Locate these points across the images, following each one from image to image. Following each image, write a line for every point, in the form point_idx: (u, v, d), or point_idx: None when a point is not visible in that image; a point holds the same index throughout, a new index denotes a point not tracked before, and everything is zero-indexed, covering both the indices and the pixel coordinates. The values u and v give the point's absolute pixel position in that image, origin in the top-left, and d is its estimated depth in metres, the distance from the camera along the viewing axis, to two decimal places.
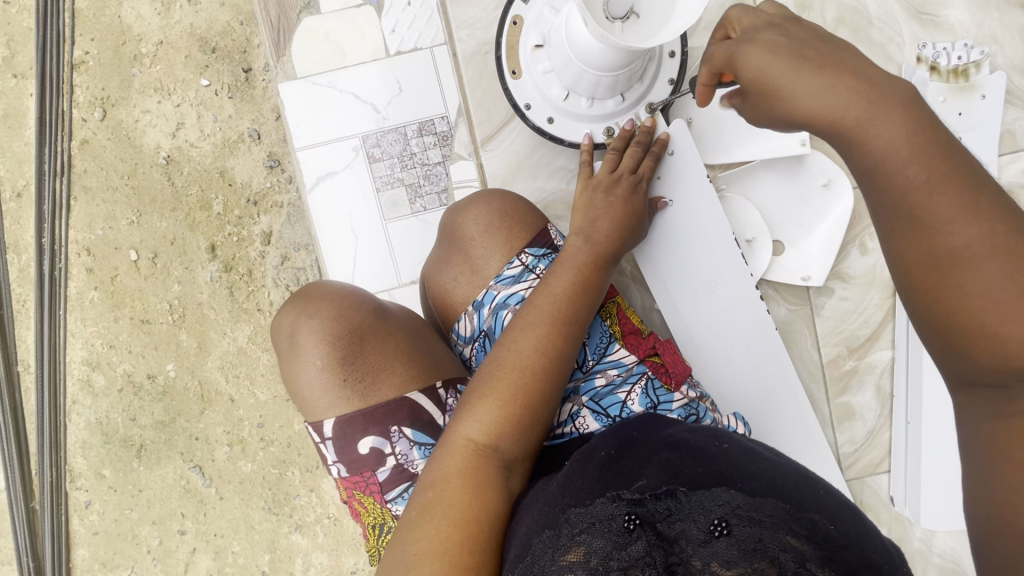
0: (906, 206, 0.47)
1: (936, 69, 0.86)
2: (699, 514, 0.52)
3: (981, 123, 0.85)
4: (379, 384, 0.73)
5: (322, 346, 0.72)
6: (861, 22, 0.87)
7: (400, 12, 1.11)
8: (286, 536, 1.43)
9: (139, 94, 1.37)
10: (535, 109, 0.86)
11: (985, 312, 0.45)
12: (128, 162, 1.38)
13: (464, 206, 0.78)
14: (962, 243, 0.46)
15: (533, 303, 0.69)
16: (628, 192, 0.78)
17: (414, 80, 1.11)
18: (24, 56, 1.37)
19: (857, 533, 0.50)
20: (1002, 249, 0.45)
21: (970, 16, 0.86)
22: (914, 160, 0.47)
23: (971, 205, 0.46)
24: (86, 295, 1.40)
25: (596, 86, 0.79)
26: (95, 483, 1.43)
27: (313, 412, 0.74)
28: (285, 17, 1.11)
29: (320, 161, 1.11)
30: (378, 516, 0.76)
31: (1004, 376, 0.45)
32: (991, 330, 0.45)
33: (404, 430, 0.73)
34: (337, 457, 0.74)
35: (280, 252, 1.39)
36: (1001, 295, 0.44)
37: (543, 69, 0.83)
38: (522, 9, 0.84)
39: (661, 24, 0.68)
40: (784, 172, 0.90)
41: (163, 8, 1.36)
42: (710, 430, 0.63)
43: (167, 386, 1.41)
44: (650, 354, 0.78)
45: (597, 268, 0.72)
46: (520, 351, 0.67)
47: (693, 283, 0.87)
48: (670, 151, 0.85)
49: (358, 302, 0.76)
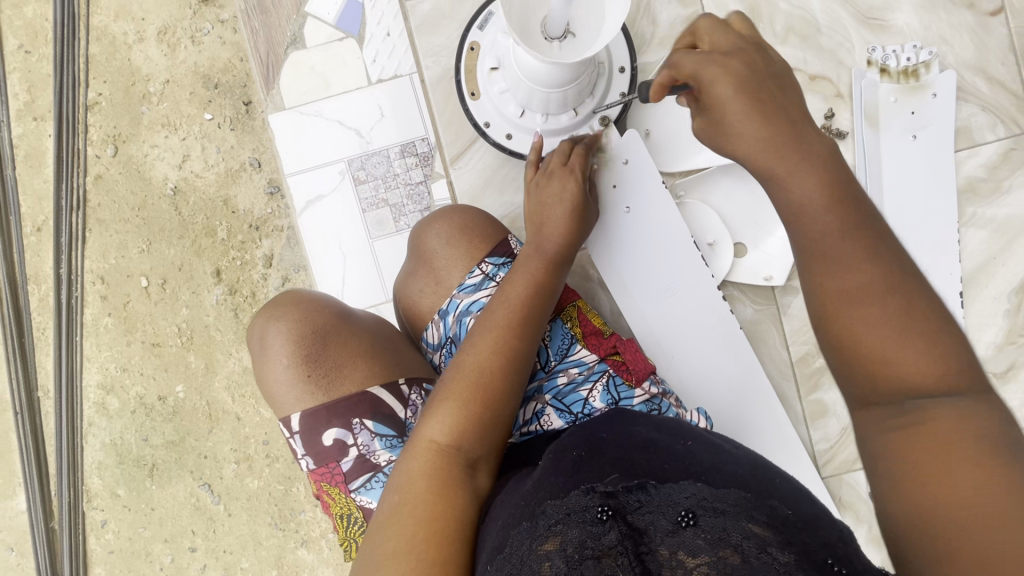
0: (818, 246, 0.53)
1: (887, 71, 0.88)
2: (668, 505, 0.53)
3: (934, 121, 0.87)
4: (342, 379, 0.77)
5: (288, 345, 0.77)
6: (811, 30, 0.89)
7: (380, 42, 1.17)
8: (293, 551, 1.46)
9: (148, 130, 1.46)
10: (494, 126, 0.91)
11: (882, 344, 0.49)
12: (137, 195, 1.46)
13: (428, 221, 0.82)
14: (862, 282, 0.51)
15: (490, 309, 0.73)
16: (568, 185, 0.81)
17: (396, 106, 1.17)
18: (43, 100, 1.48)
19: (811, 518, 0.52)
20: (896, 289, 0.50)
21: (917, 19, 0.89)
22: (827, 208, 0.54)
23: (869, 248, 0.52)
24: (100, 321, 1.48)
25: (546, 102, 0.83)
26: (110, 502, 1.49)
27: (282, 406, 0.78)
28: (273, 52, 1.19)
29: (308, 185, 1.17)
30: (344, 506, 0.79)
31: (905, 397, 0.48)
32: (889, 356, 0.49)
33: (365, 422, 0.77)
34: (305, 450, 0.78)
35: (282, 273, 1.44)
36: (893, 327, 0.49)
37: (499, 90, 0.88)
38: (478, 37, 0.90)
39: (595, 39, 0.72)
40: (742, 177, 0.93)
41: (169, 49, 1.45)
42: (673, 426, 0.69)
43: (177, 407, 1.47)
44: (611, 353, 0.83)
45: (551, 272, 0.76)
46: (479, 356, 0.70)
47: (655, 287, 0.90)
48: (623, 160, 0.89)
49: (322, 306, 0.80)
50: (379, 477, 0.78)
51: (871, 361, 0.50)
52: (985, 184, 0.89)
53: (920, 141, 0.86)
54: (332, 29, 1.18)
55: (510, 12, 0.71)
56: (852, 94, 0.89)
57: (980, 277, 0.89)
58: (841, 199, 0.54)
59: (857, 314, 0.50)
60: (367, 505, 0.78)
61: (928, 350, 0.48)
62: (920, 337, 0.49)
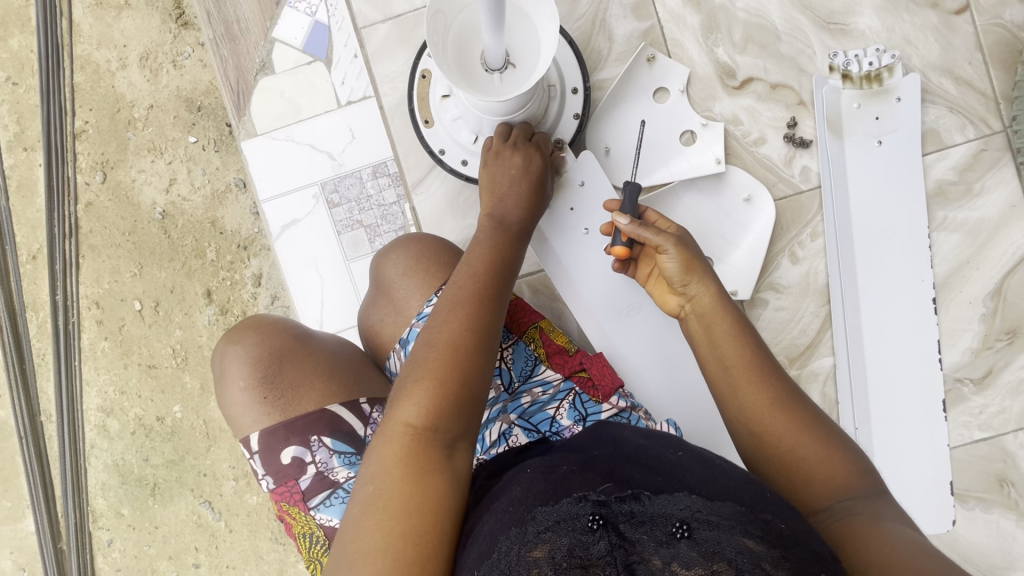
0: (726, 372, 0.67)
1: (849, 76, 0.98)
2: (661, 517, 0.52)
3: (898, 121, 0.96)
4: (300, 398, 0.79)
5: (246, 367, 0.78)
6: (770, 38, 0.99)
7: (348, 64, 1.17)
8: (294, 564, 1.47)
9: (135, 155, 1.46)
10: (449, 153, 1.00)
11: (791, 449, 0.63)
12: (128, 221, 1.47)
13: (385, 253, 0.85)
14: (761, 400, 0.65)
15: (455, 284, 0.72)
16: (526, 160, 0.88)
17: (366, 127, 1.17)
18: (33, 130, 1.49)
19: (804, 532, 0.53)
20: (786, 403, 0.65)
21: (880, 21, 0.98)
22: (733, 341, 0.68)
23: (761, 368, 0.66)
24: (97, 345, 1.49)
25: (494, 129, 0.92)
26: (115, 521, 1.51)
27: (241, 427, 0.79)
28: (243, 79, 1.19)
29: (283, 210, 1.17)
30: (306, 525, 0.80)
31: (828, 497, 0.61)
32: (799, 457, 0.63)
33: (324, 440, 0.78)
34: (265, 470, 0.78)
35: (271, 291, 1.44)
36: (797, 434, 0.63)
37: (452, 117, 0.97)
38: (429, 65, 0.99)
39: (533, 68, 0.81)
40: (703, 191, 0.98)
41: (151, 74, 1.44)
42: (668, 438, 0.66)
43: (175, 426, 1.49)
44: (577, 370, 0.82)
45: (508, 249, 0.79)
46: (449, 330, 0.66)
47: (617, 308, 0.95)
48: (579, 182, 0.96)
49: (281, 328, 0.82)
50: (339, 493, 0.79)
51: (796, 470, 0.63)
52: (955, 187, 0.96)
53: (884, 145, 0.96)
54: (300, 53, 1.18)
55: (448, 66, 0.80)
56: (814, 101, 0.99)
57: (954, 283, 0.96)
58: (741, 329, 0.69)
59: (779, 429, 0.64)
60: (327, 522, 0.79)
61: (824, 448, 0.63)
62: (815, 437, 0.63)
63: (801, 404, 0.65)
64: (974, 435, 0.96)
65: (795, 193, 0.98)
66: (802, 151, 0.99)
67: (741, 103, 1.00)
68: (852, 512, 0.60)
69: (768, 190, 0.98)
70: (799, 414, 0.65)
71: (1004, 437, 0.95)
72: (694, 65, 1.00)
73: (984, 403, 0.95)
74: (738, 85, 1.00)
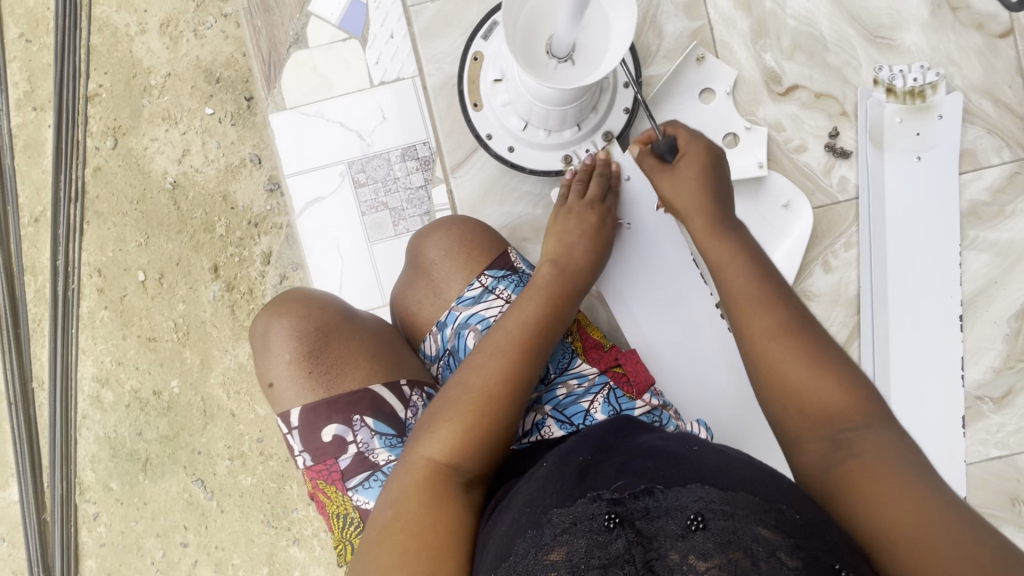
0: (738, 301, 0.69)
1: (893, 91, 0.99)
2: (675, 510, 0.52)
3: (939, 139, 0.98)
4: (343, 376, 0.78)
5: (292, 340, 0.78)
6: (818, 47, 1.00)
7: (384, 44, 1.16)
8: (285, 549, 1.45)
9: (148, 123, 1.42)
10: (495, 138, 1.00)
11: (799, 381, 0.61)
12: (137, 188, 1.43)
13: (426, 233, 0.84)
14: (766, 324, 0.65)
15: (504, 329, 0.71)
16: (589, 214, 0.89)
17: (398, 108, 1.15)
18: (43, 90, 1.45)
19: (821, 520, 0.51)
20: (795, 334, 0.64)
21: (925, 39, 1.00)
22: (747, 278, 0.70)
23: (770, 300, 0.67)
24: (96, 314, 1.45)
25: (545, 115, 0.91)
26: (103, 495, 1.47)
27: (282, 401, 0.79)
28: (275, 51, 1.17)
29: (308, 187, 1.15)
30: (342, 505, 0.78)
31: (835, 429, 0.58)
32: (806, 391, 0.61)
33: (366, 420, 0.77)
34: (303, 446, 0.78)
35: (280, 271, 1.42)
36: (803, 365, 0.62)
37: (502, 102, 0.97)
38: (482, 47, 0.99)
39: (590, 70, 0.82)
40: (745, 195, 0.99)
41: (171, 42, 1.41)
42: (682, 437, 0.65)
43: (172, 401, 1.45)
44: (612, 365, 0.83)
45: (562, 297, 0.78)
46: (488, 376, 0.66)
47: (651, 306, 0.96)
48: (625, 176, 0.96)
49: (326, 304, 0.81)
50: (378, 476, 0.77)
51: (798, 396, 0.61)
52: (988, 208, 0.98)
53: (923, 161, 0.97)
54: (336, 29, 1.16)
55: (514, 42, 0.79)
56: (857, 112, 1.00)
57: (981, 300, 0.98)
58: (756, 267, 0.71)
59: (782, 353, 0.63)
60: (363, 505, 0.77)
61: (832, 381, 0.60)
62: (825, 372, 0.61)
63: (812, 338, 0.64)
64: (990, 453, 0.97)
65: (831, 203, 0.99)
66: (842, 161, 1.00)
67: (785, 110, 1.00)
68: (855, 446, 0.57)
69: (807, 198, 0.99)
70: (808, 345, 0.63)
71: (1017, 455, 0.97)
72: (741, 68, 1.01)
73: (1002, 421, 0.97)
74: (783, 92, 1.00)
